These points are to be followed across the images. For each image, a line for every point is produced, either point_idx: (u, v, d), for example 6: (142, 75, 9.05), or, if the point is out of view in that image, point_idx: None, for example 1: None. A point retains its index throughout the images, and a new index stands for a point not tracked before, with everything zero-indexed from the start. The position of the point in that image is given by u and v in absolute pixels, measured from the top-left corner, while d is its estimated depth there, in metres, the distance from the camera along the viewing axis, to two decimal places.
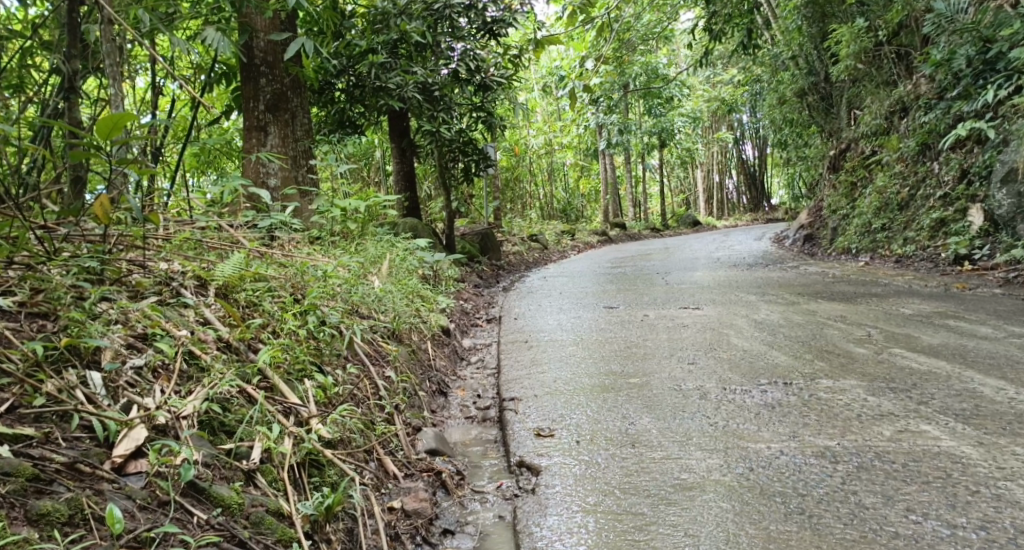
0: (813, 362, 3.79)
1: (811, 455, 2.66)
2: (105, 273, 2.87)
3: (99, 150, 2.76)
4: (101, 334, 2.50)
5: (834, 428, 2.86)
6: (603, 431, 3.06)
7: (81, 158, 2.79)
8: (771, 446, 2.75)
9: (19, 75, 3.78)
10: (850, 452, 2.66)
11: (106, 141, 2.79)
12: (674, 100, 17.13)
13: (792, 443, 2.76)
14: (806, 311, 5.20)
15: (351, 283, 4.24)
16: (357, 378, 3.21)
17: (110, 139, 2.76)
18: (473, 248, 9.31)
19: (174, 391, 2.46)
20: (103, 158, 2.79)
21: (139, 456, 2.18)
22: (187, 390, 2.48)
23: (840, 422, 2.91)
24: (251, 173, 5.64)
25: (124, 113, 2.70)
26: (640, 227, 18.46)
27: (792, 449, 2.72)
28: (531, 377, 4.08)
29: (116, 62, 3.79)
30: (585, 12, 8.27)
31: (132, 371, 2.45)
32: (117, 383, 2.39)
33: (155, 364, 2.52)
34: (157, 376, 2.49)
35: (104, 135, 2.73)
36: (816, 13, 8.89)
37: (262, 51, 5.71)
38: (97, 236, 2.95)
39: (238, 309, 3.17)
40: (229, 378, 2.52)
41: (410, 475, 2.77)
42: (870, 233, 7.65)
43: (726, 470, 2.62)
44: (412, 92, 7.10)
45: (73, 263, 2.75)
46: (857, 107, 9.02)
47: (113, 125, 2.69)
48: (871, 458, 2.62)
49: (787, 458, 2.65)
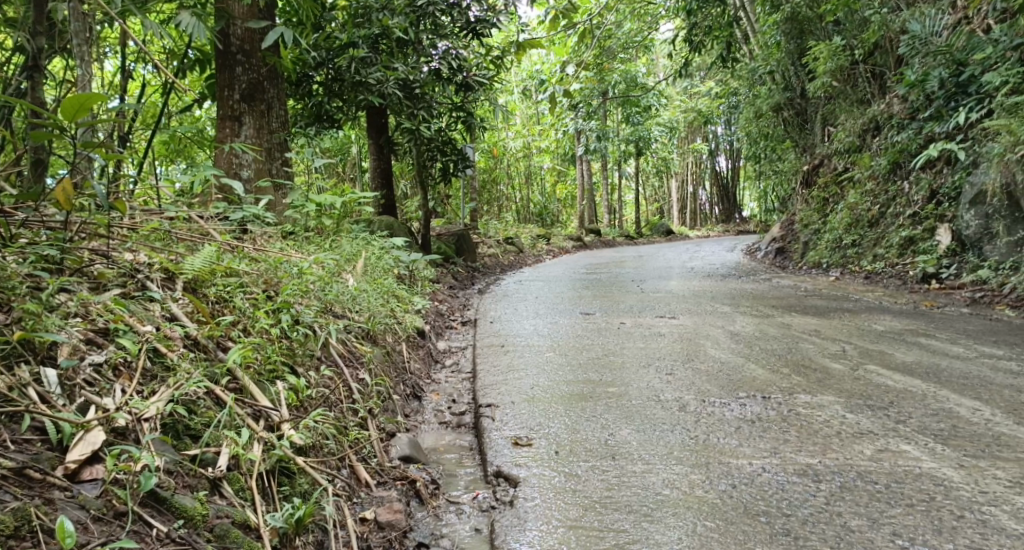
0: (790, 376, 3.74)
1: (793, 473, 2.60)
2: (65, 262, 2.74)
3: (63, 132, 2.62)
4: (58, 327, 2.36)
5: (815, 445, 2.81)
6: (582, 442, 2.97)
7: (43, 140, 2.66)
8: (753, 463, 2.69)
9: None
10: (832, 471, 2.61)
11: (71, 123, 2.66)
12: (652, 109, 17.14)
13: (775, 460, 2.70)
14: (781, 324, 5.17)
15: (325, 281, 4.11)
16: (330, 380, 3.09)
17: (76, 120, 2.63)
18: (449, 250, 9.19)
19: (136, 391, 2.33)
20: (67, 140, 2.66)
21: (96, 461, 2.05)
22: (150, 390, 2.35)
23: (821, 439, 2.85)
24: (224, 164, 5.46)
25: (91, 94, 2.58)
26: (614, 234, 18.47)
27: (774, 466, 2.66)
28: (507, 382, 3.99)
29: (84, 43, 3.64)
30: (567, 18, 8.17)
31: (90, 368, 2.32)
32: (74, 382, 2.25)
33: (117, 361, 2.39)
34: (119, 374, 2.36)
35: (69, 116, 2.60)
36: (795, 29, 8.81)
37: (238, 39, 5.56)
38: (58, 222, 2.82)
39: (207, 304, 3.04)
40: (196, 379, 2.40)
41: (382, 484, 2.67)
42: (841, 248, 7.66)
43: (709, 487, 2.55)
44: (392, 89, 6.98)
45: (30, 251, 2.61)
46: (831, 123, 9.07)
47: (78, 106, 2.57)
48: (853, 477, 2.57)
49: (770, 476, 2.59)
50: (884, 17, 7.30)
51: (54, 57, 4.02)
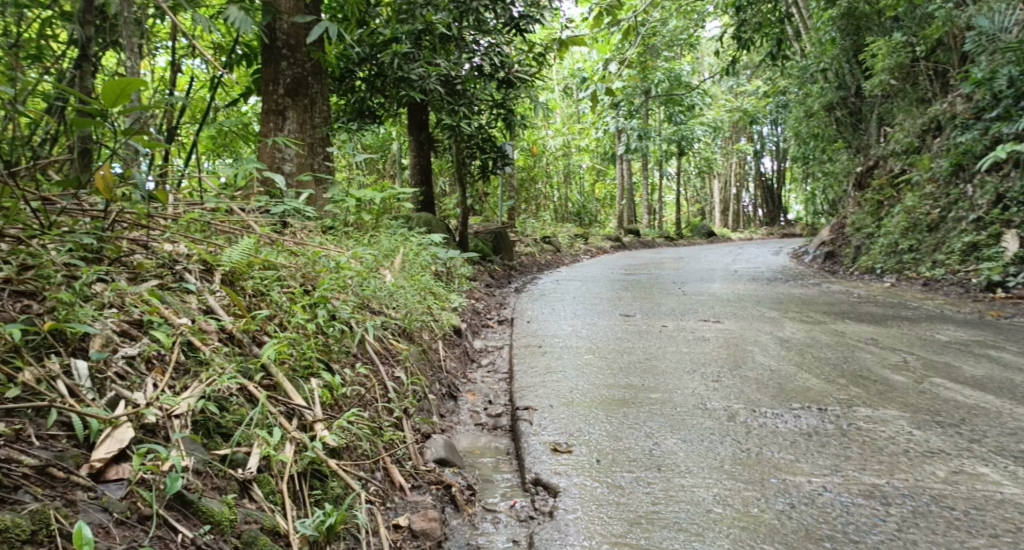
0: (848, 387, 3.57)
1: (857, 494, 2.46)
2: (104, 251, 2.68)
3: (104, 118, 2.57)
4: (91, 318, 2.31)
5: (880, 464, 2.65)
6: (625, 451, 2.86)
7: (85, 126, 2.62)
8: (813, 481, 2.54)
9: (37, 46, 3.70)
10: (902, 494, 2.45)
11: (112, 109, 2.61)
12: (696, 108, 16.87)
13: (836, 479, 2.55)
14: (835, 331, 4.98)
15: (363, 276, 4.04)
16: (366, 378, 3.01)
17: (116, 106, 2.57)
18: (486, 248, 9.10)
19: (168, 386, 2.27)
20: (108, 126, 2.61)
21: (122, 460, 1.99)
22: (182, 385, 2.29)
23: (886, 458, 2.69)
24: (266, 158, 5.43)
25: (132, 79, 2.52)
26: (654, 235, 18.23)
27: (835, 486, 2.51)
28: (546, 385, 3.88)
29: (133, 36, 3.64)
30: (612, 15, 8.03)
31: (122, 361, 2.26)
32: (104, 375, 2.19)
33: (150, 354, 2.33)
34: (151, 368, 2.30)
35: (109, 101, 2.54)
36: (851, 26, 8.59)
37: (284, 33, 5.53)
38: (99, 210, 2.78)
39: (243, 298, 2.97)
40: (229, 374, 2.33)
41: (417, 489, 2.58)
42: (896, 254, 7.39)
43: (766, 506, 2.42)
44: (434, 85, 6.89)
45: (69, 239, 2.56)
46: (888, 124, 8.77)
47: (119, 92, 2.51)
48: (926, 501, 2.41)
49: (832, 497, 2.45)
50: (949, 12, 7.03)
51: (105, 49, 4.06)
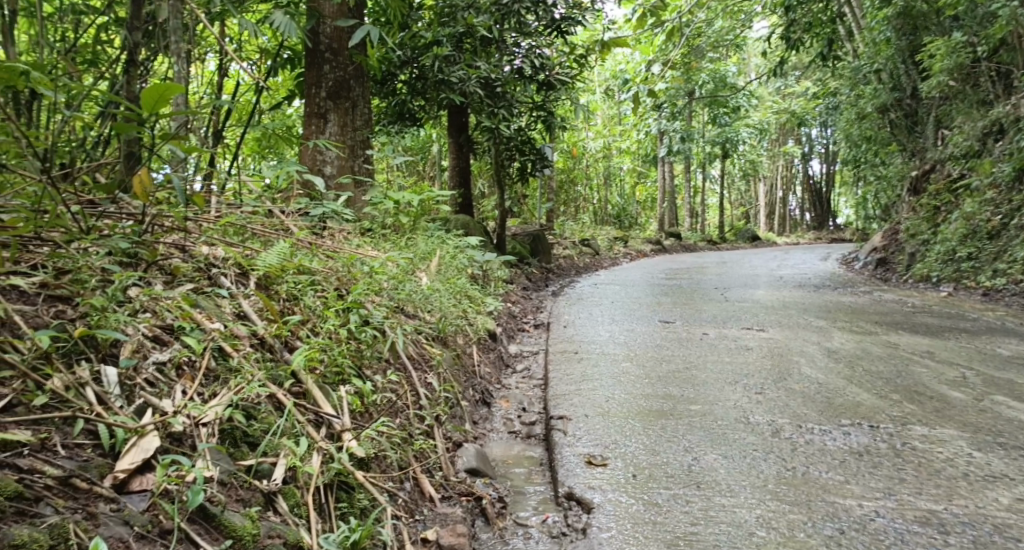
0: (902, 403, 3.59)
1: (914, 521, 2.47)
2: (141, 256, 2.66)
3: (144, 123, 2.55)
4: (123, 324, 2.30)
5: (937, 488, 2.68)
6: (662, 467, 2.88)
7: (125, 131, 2.60)
8: (863, 504, 2.57)
9: (95, 52, 3.80)
10: (962, 522, 2.46)
11: (151, 114, 2.58)
12: (742, 110, 16.61)
13: (888, 503, 2.58)
14: (888, 343, 4.82)
15: (398, 279, 4.00)
16: (397, 385, 2.97)
17: (156, 111, 2.55)
18: (523, 250, 9.05)
19: (197, 393, 2.26)
20: (148, 132, 2.59)
21: (147, 471, 1.97)
22: (211, 392, 2.28)
23: (943, 482, 2.72)
24: (308, 161, 5.46)
25: (173, 84, 2.49)
26: (696, 239, 17.99)
27: (887, 509, 2.54)
28: (581, 392, 3.82)
29: (180, 42, 3.72)
30: (656, 16, 7.90)
31: (153, 367, 2.25)
32: (134, 382, 2.19)
33: (181, 361, 2.32)
34: (181, 375, 2.29)
35: (149, 106, 2.52)
36: (907, 25, 8.37)
37: (327, 37, 5.55)
38: (138, 214, 2.76)
39: (276, 302, 2.94)
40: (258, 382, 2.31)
41: (447, 499, 2.59)
42: (954, 262, 7.16)
43: (812, 530, 2.43)
44: (474, 87, 6.91)
45: (107, 244, 2.52)
46: (946, 126, 8.47)
47: (159, 97, 2.48)
48: (989, 530, 2.42)
49: (885, 522, 2.46)
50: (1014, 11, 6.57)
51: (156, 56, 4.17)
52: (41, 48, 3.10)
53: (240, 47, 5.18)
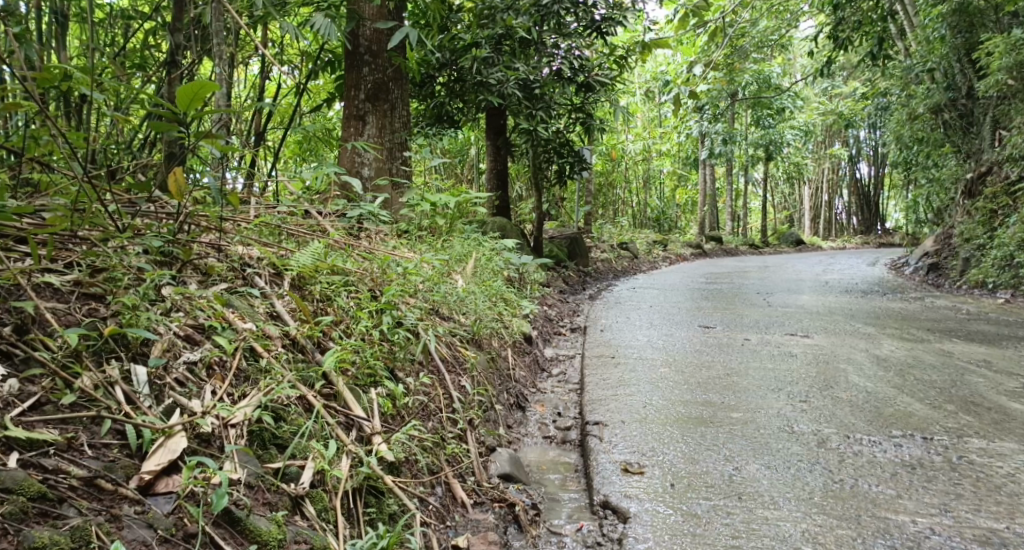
0: (959, 413, 3.45)
1: (971, 540, 2.43)
2: (176, 254, 2.65)
3: (179, 122, 2.55)
4: (154, 323, 2.29)
5: (998, 506, 2.62)
6: (702, 476, 2.82)
7: (161, 130, 2.60)
8: (917, 521, 2.52)
9: (141, 56, 3.83)
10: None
11: (186, 113, 2.58)
12: (786, 111, 16.31)
13: (945, 521, 2.54)
14: (941, 351, 4.65)
15: (433, 280, 3.96)
16: (430, 388, 2.93)
17: (191, 110, 2.54)
18: (561, 253, 8.98)
19: (227, 394, 2.25)
20: (183, 131, 2.58)
21: (173, 472, 1.96)
22: (241, 392, 2.27)
23: (1004, 499, 2.67)
24: (346, 163, 5.47)
25: (207, 83, 2.47)
26: (737, 243, 17.70)
27: (943, 527, 2.50)
28: (618, 398, 3.72)
29: (224, 43, 3.78)
30: (698, 17, 7.75)
31: (183, 367, 2.24)
32: (163, 381, 2.18)
33: (212, 361, 2.31)
34: (211, 374, 2.28)
35: (184, 105, 2.51)
36: (963, 22, 8.11)
37: (366, 40, 5.55)
38: (172, 213, 2.75)
39: (309, 303, 2.92)
40: (287, 384, 2.30)
41: (480, 505, 2.54)
42: (1011, 267, 6.91)
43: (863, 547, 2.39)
44: (513, 89, 6.89)
45: (140, 242, 2.52)
46: (1003, 127, 8.15)
47: (192, 96, 2.47)
48: None
49: (940, 541, 2.42)
50: None
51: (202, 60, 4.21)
52: (89, 52, 3.14)
53: (281, 50, 5.19)
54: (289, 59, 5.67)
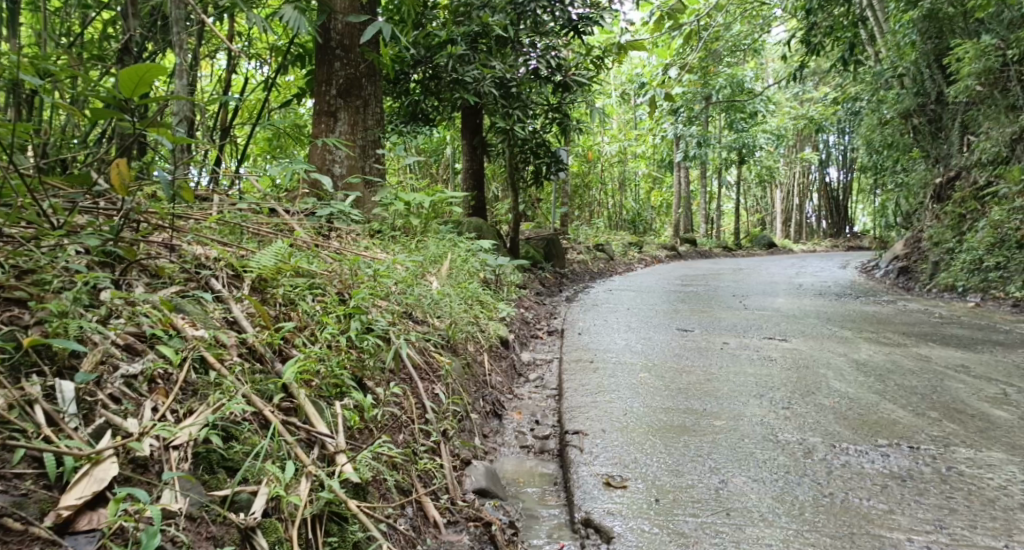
0: (943, 421, 3.35)
1: None
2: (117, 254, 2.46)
3: (125, 109, 2.33)
4: (87, 332, 2.11)
5: (994, 521, 2.52)
6: (687, 490, 2.69)
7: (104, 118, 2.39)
8: (912, 540, 2.42)
9: (101, 47, 3.66)
10: None
11: (133, 100, 2.36)
12: (759, 115, 16.34)
13: (941, 539, 2.43)
14: (919, 355, 4.58)
15: (406, 282, 3.80)
16: (402, 397, 2.77)
17: (137, 96, 2.33)
18: (538, 254, 8.85)
19: (170, 411, 2.08)
20: (129, 119, 2.37)
21: (99, 504, 1.81)
22: (187, 409, 2.11)
23: (1000, 514, 2.56)
24: (317, 160, 5.27)
25: (154, 65, 2.26)
26: (712, 245, 17.70)
27: (939, 546, 2.40)
28: (597, 405, 3.58)
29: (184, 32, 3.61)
30: (673, 19, 7.65)
31: (120, 382, 2.07)
32: (95, 399, 2.01)
33: (154, 374, 2.14)
34: (153, 389, 2.11)
35: (130, 91, 2.30)
36: (934, 28, 8.08)
37: (338, 34, 5.36)
38: (114, 208, 2.56)
39: (271, 308, 2.73)
40: (239, 400, 2.13)
41: (453, 525, 2.39)
42: (981, 271, 6.89)
43: None
44: (489, 87, 6.68)
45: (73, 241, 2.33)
46: (971, 132, 8.14)
47: (137, 80, 2.26)
48: None
49: None
50: None
51: (162, 52, 4.02)
52: (39, 40, 2.94)
53: (249, 43, 4.99)
54: (258, 53, 5.48)
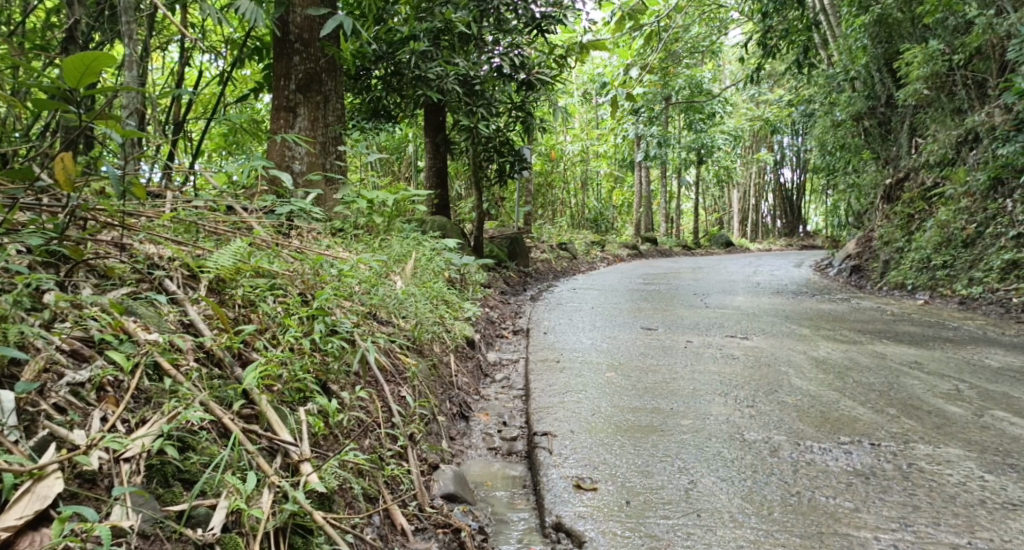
0: (901, 417, 3.38)
1: None
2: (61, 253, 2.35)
3: (68, 99, 2.22)
4: (29, 338, 2.01)
5: (956, 518, 2.54)
6: (657, 490, 2.67)
7: (47, 109, 2.28)
8: (879, 538, 2.42)
9: (44, 37, 3.52)
10: None
11: (79, 90, 2.25)
12: (717, 116, 16.51)
13: (907, 537, 2.43)
14: (875, 352, 4.64)
15: (370, 282, 3.73)
16: (367, 401, 2.70)
17: (83, 86, 2.22)
18: (501, 253, 8.80)
19: (121, 421, 1.99)
20: (74, 111, 2.26)
21: (42, 524, 1.72)
22: (139, 419, 2.02)
23: (961, 510, 2.58)
24: (276, 156, 5.14)
25: (100, 54, 2.15)
26: (672, 244, 17.85)
27: (905, 544, 2.40)
28: (564, 405, 3.55)
29: (133, 22, 3.50)
30: (633, 20, 7.71)
31: (65, 390, 1.98)
32: (37, 409, 1.90)
33: (103, 381, 2.05)
34: (102, 397, 2.02)
35: (74, 81, 2.19)
36: (884, 33, 8.12)
37: (297, 27, 5.24)
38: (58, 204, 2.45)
39: (229, 309, 2.63)
40: (196, 408, 2.04)
41: (421, 532, 2.34)
42: (929, 270, 7.02)
43: None
44: (452, 85, 6.59)
45: (12, 239, 2.23)
46: (920, 134, 8.31)
47: (82, 69, 2.15)
48: None
49: None
50: (990, 19, 6.38)
51: (110, 42, 3.89)
52: None
53: (203, 35, 4.85)
54: (214, 47, 5.34)
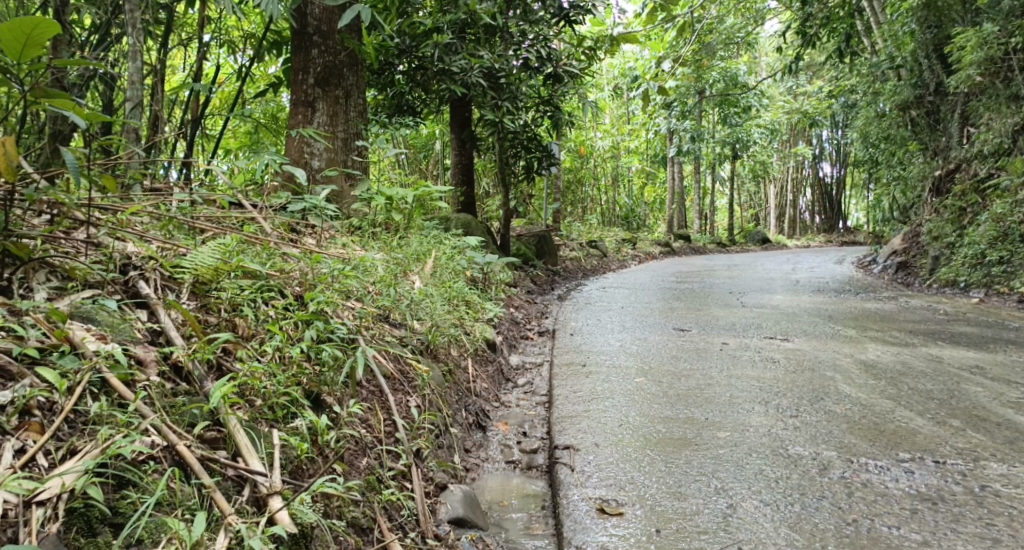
0: (967, 430, 3.03)
1: None
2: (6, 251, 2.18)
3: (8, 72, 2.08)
4: None
5: None
6: (689, 516, 2.37)
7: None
8: None
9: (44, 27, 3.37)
10: None
11: (22, 67, 2.12)
12: (753, 109, 16.02)
13: None
14: (930, 355, 4.26)
15: (384, 283, 3.47)
16: (367, 415, 2.47)
17: (25, 59, 2.09)
18: (529, 252, 8.51)
19: (44, 452, 1.79)
20: (15, 88, 2.11)
21: None
22: (68, 449, 1.81)
23: None
24: (293, 153, 4.92)
25: (42, 23, 2.04)
26: (707, 241, 17.35)
27: None
28: (589, 415, 3.25)
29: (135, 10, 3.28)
30: (666, 11, 7.37)
31: None
32: None
33: (29, 405, 1.85)
34: (26, 424, 1.82)
35: (16, 51, 2.06)
36: (933, 16, 7.78)
37: (315, 19, 5.00)
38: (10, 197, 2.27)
39: (211, 316, 2.41)
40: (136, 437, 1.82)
41: None
42: (983, 266, 6.60)
43: None
44: (477, 78, 6.28)
45: None
46: (972, 123, 7.71)
47: (21, 37, 2.03)
48: None
49: None
50: None
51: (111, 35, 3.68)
52: None
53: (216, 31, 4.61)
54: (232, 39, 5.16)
